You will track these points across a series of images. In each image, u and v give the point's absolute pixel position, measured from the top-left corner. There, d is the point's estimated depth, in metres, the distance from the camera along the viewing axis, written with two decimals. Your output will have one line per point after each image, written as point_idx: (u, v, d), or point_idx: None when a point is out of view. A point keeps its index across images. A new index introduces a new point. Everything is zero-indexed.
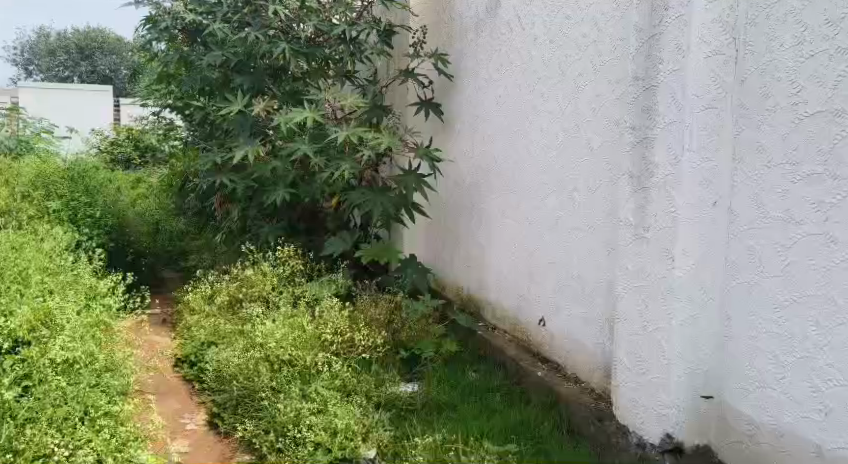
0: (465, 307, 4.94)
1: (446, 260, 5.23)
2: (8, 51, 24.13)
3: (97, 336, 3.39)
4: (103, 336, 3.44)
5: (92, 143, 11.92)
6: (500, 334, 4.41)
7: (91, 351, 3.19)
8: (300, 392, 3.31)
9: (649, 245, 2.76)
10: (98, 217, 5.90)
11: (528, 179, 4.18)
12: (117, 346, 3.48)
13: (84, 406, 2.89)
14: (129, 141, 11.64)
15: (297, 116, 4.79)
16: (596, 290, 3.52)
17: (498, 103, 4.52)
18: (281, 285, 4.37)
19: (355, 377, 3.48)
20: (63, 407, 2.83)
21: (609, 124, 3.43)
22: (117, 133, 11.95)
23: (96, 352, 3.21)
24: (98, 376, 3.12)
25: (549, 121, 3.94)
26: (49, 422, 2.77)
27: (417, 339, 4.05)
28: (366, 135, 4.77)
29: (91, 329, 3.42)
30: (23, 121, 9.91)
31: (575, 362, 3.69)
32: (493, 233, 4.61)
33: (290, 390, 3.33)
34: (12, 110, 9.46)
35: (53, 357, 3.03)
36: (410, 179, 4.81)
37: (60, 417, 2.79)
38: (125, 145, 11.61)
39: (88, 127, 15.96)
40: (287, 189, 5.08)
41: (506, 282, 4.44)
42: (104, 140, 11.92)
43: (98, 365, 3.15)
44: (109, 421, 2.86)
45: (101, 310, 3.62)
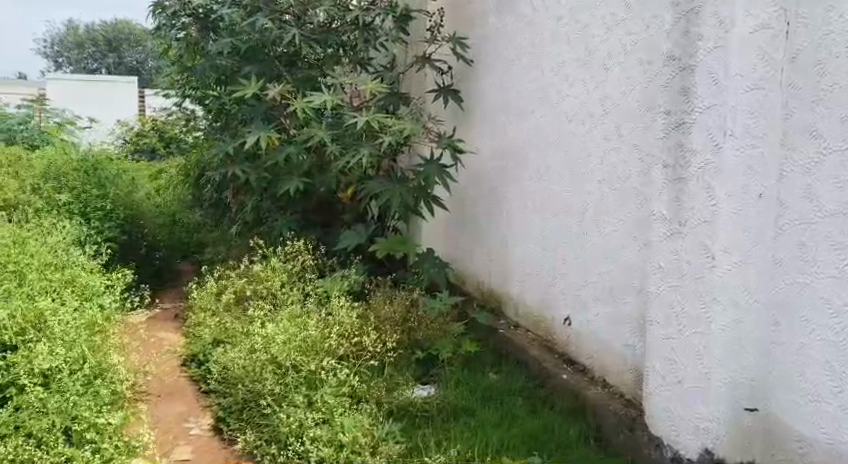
0: (486, 303, 4.72)
1: (466, 254, 5.01)
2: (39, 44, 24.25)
3: (91, 339, 3.21)
4: (97, 338, 3.28)
5: (117, 135, 11.88)
6: (523, 333, 4.18)
7: (81, 356, 3.02)
8: (304, 401, 3.13)
9: (685, 241, 2.52)
10: (109, 210, 5.77)
11: (552, 169, 3.94)
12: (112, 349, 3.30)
13: (68, 418, 2.74)
14: (153, 131, 11.57)
15: (318, 99, 4.61)
16: (626, 288, 3.27)
17: (520, 88, 4.26)
18: (293, 282, 4.17)
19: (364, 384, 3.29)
20: (43, 420, 2.68)
21: (640, 109, 3.17)
22: (141, 124, 11.89)
23: (87, 358, 3.04)
24: (89, 384, 2.96)
25: (575, 107, 3.69)
26: (28, 437, 2.64)
27: (433, 340, 3.83)
28: (387, 121, 4.55)
29: (85, 331, 3.24)
30: (45, 112, 9.84)
31: (603, 365, 3.45)
32: (515, 226, 4.38)
33: (295, 398, 3.14)
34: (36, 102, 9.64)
35: (35, 365, 2.87)
36: (431, 168, 4.55)
37: (39, 431, 2.65)
38: (148, 136, 11.53)
39: (111, 118, 15.66)
40: (302, 178, 4.89)
41: (529, 277, 4.20)
42: (127, 131, 11.85)
43: (88, 371, 2.98)
44: (94, 434, 2.71)
45: (95, 311, 3.46)
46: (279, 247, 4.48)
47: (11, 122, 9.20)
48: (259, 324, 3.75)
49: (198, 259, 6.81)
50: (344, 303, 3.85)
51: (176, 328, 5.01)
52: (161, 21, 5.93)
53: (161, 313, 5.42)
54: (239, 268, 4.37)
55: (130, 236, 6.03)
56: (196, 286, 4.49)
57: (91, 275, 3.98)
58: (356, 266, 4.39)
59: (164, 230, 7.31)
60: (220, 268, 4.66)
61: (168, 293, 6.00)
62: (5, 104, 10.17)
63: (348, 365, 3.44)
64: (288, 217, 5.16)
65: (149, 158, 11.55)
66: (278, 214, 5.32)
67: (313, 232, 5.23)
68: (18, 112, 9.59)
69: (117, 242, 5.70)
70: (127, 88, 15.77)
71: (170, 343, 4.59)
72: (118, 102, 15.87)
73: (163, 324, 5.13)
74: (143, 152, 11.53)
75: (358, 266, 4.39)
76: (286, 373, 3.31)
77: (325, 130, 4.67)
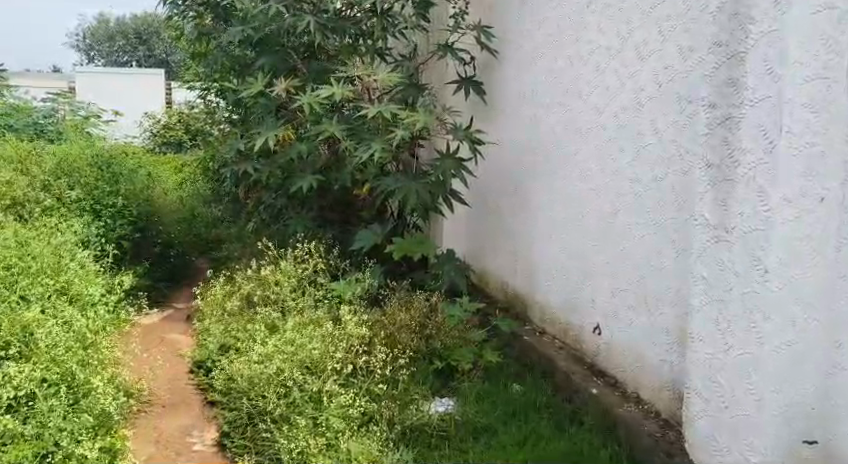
0: (511, 306, 4.48)
1: (489, 253, 4.75)
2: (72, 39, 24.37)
3: (80, 354, 3.09)
4: (87, 352, 3.18)
5: (145, 128, 11.82)
6: (550, 341, 3.93)
7: (69, 373, 2.92)
8: (308, 423, 2.94)
9: (733, 250, 2.24)
10: (122, 207, 5.62)
11: (581, 165, 3.66)
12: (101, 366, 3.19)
13: (47, 445, 2.62)
14: (181, 123, 11.48)
15: (326, 92, 4.38)
16: (662, 298, 3.00)
17: (546, 78, 3.99)
18: (304, 289, 4.00)
19: (374, 403, 3.08)
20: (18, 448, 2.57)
21: (679, 101, 2.89)
22: (169, 117, 11.78)
23: (76, 374, 2.93)
24: (73, 407, 2.84)
25: (605, 99, 3.41)
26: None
27: (452, 349, 3.60)
28: (400, 113, 4.28)
29: (74, 346, 3.13)
30: (70, 105, 9.75)
31: (638, 379, 3.18)
32: (540, 225, 4.12)
33: (297, 420, 2.95)
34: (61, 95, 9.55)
35: (15, 384, 2.76)
36: (448, 162, 4.26)
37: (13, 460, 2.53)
38: (175, 128, 11.39)
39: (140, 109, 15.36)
40: (316, 176, 4.67)
41: (557, 281, 3.95)
42: (155, 123, 11.75)
43: (72, 394, 2.88)
44: None
45: (84, 324, 3.33)
46: (292, 250, 4.29)
47: (34, 115, 9.11)
48: (269, 334, 3.58)
49: (216, 255, 6.63)
50: (357, 316, 3.68)
51: (187, 330, 4.84)
52: (176, 11, 5.75)
53: (173, 315, 5.25)
54: (249, 272, 4.19)
55: (145, 233, 5.89)
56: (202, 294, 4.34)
57: (88, 285, 3.84)
58: (371, 269, 4.15)
59: (183, 226, 7.16)
60: (230, 273, 4.51)
61: (183, 292, 5.84)
62: (31, 97, 10.11)
63: (359, 380, 3.23)
64: (303, 215, 4.95)
65: (176, 150, 11.53)
66: (293, 213, 5.11)
67: (329, 231, 5.01)
68: (44, 106, 9.53)
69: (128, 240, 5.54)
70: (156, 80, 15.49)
71: (180, 347, 4.42)
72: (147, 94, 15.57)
73: (175, 324, 4.97)
74: (170, 144, 11.60)
75: (373, 270, 4.14)
76: (290, 392, 3.11)
77: (338, 125, 4.44)
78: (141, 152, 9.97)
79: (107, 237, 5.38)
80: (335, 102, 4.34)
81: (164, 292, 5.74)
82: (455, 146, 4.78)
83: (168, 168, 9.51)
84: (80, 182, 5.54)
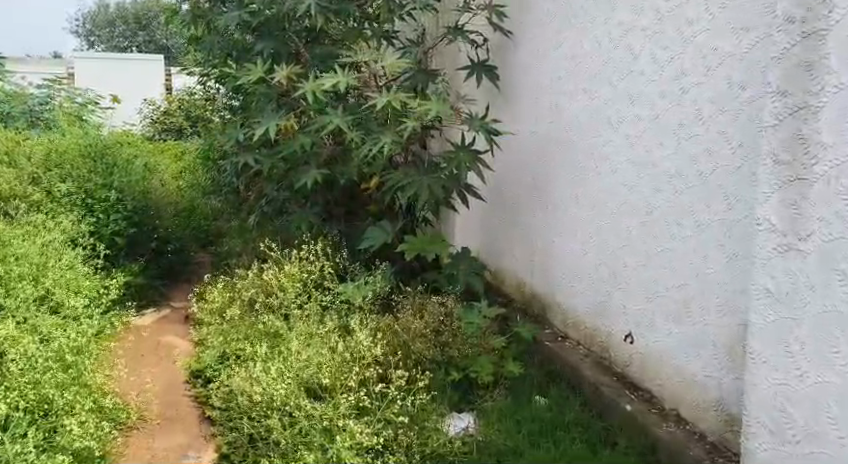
0: (529, 308, 4.19)
1: (505, 251, 4.45)
2: (70, 24, 23.93)
3: (59, 377, 2.91)
4: (70, 374, 3.00)
5: (144, 115, 11.50)
6: (573, 347, 3.64)
7: (44, 397, 2.79)
8: (317, 457, 2.65)
9: (807, 262, 1.96)
10: (119, 200, 5.29)
11: (611, 158, 3.35)
12: (84, 386, 2.98)
13: None
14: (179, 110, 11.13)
15: (330, 82, 4.07)
16: (707, 307, 2.71)
17: (570, 63, 3.68)
18: (309, 295, 3.72)
19: (391, 432, 2.78)
20: None
21: (729, 88, 2.58)
22: (168, 102, 11.44)
23: (52, 400, 2.79)
24: (48, 440, 2.68)
25: (639, 86, 3.10)
26: None
27: (471, 359, 3.31)
28: (411, 102, 3.96)
29: (52, 369, 2.95)
30: (65, 92, 9.40)
31: (677, 396, 2.90)
32: (562, 223, 3.82)
33: (305, 453, 2.67)
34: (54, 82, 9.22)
35: None
36: (462, 154, 3.90)
37: None
38: (174, 115, 11.04)
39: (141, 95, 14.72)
40: (321, 169, 4.37)
41: (582, 283, 3.65)
42: (155, 110, 11.39)
43: (45, 425, 2.73)
44: None
45: (65, 342, 3.12)
46: (295, 251, 4.01)
47: (29, 103, 8.78)
48: (274, 350, 3.31)
49: (216, 250, 6.35)
50: (368, 325, 3.40)
51: (186, 332, 4.55)
52: None
53: (172, 316, 4.97)
54: (249, 277, 3.91)
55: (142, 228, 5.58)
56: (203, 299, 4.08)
57: (70, 297, 3.67)
58: (381, 270, 3.86)
59: (183, 219, 6.87)
60: (229, 276, 4.23)
61: (182, 290, 5.56)
62: (27, 83, 9.79)
63: (375, 406, 2.90)
64: (307, 210, 4.65)
65: (176, 137, 11.20)
66: (297, 208, 4.81)
67: (335, 227, 4.72)
68: (38, 92, 9.19)
69: (123, 237, 5.26)
70: (157, 65, 14.82)
71: (179, 354, 4.14)
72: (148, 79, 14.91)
73: (174, 327, 4.70)
74: (169, 131, 11.28)
75: (383, 271, 3.84)
76: (295, 419, 2.82)
77: (345, 115, 4.13)
78: (139, 140, 9.63)
79: (101, 234, 5.11)
80: (341, 91, 4.02)
81: (162, 290, 5.47)
82: (468, 136, 4.46)
83: (167, 157, 9.17)
84: (71, 175, 5.25)
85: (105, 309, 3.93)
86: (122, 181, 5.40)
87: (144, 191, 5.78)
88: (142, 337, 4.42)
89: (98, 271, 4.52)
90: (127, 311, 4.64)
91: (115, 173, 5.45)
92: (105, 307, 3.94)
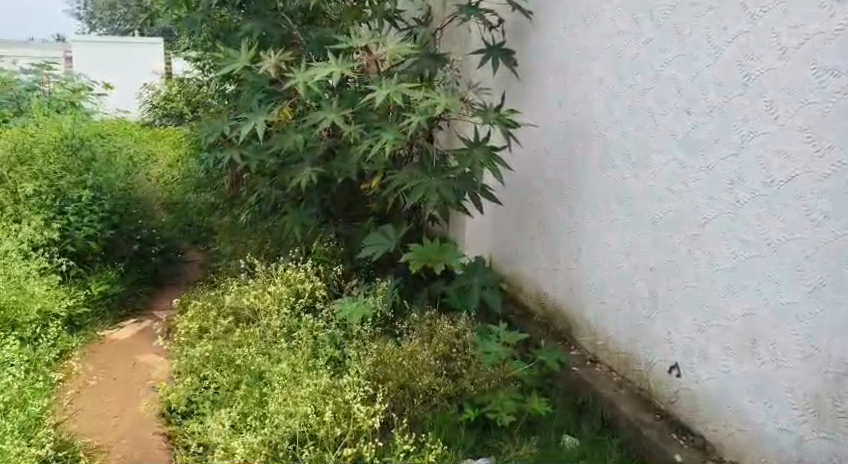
0: (550, 323, 3.71)
1: (522, 258, 3.96)
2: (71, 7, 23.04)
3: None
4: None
5: (143, 100, 10.99)
6: (605, 374, 3.17)
7: None
8: None
9: None
10: (98, 200, 4.82)
11: (651, 157, 2.85)
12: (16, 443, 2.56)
13: None
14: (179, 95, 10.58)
15: (322, 73, 3.55)
16: (781, 345, 2.22)
17: (601, 47, 3.17)
18: (298, 323, 3.29)
19: None
20: None
21: (816, 77, 2.09)
22: (167, 86, 10.91)
23: None
24: None
25: (689, 73, 2.59)
26: None
27: (488, 395, 2.83)
28: (415, 93, 3.45)
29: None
30: (55, 77, 8.85)
31: (739, 447, 2.41)
32: (591, 230, 3.33)
33: None
34: (44, 66, 8.75)
35: None
36: (476, 153, 3.43)
37: None
38: (173, 100, 10.50)
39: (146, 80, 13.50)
40: (315, 167, 3.87)
41: (615, 301, 3.16)
42: (154, 94, 10.86)
43: None
44: None
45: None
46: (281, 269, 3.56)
47: (16, 89, 8.24)
48: (255, 394, 2.88)
49: (207, 248, 5.85)
50: (364, 359, 2.96)
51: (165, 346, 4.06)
52: None
53: (153, 325, 4.48)
54: (227, 303, 3.48)
55: (125, 228, 5.10)
56: (184, 321, 3.61)
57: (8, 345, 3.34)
58: (382, 286, 3.38)
59: (172, 214, 6.36)
60: (209, 298, 3.80)
61: (168, 296, 5.08)
62: (17, 67, 9.32)
63: None
64: (301, 212, 4.16)
65: (177, 123, 10.69)
66: (290, 209, 4.32)
67: (332, 231, 4.24)
68: (28, 77, 8.72)
69: (100, 240, 4.78)
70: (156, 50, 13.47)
71: (154, 377, 3.66)
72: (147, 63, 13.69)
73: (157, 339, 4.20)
74: (170, 118, 10.76)
75: (385, 287, 3.36)
76: None
77: (340, 109, 3.64)
78: (133, 128, 9.10)
79: (72, 238, 4.61)
80: (335, 82, 3.52)
81: (147, 297, 5.00)
82: (481, 130, 3.94)
83: (162, 146, 8.63)
84: (43, 172, 4.78)
85: (36, 358, 3.46)
86: (97, 179, 4.91)
87: (126, 189, 5.29)
88: (116, 357, 3.96)
89: (56, 290, 4.06)
90: (93, 335, 4.17)
91: (91, 170, 4.96)
92: (36, 357, 3.47)
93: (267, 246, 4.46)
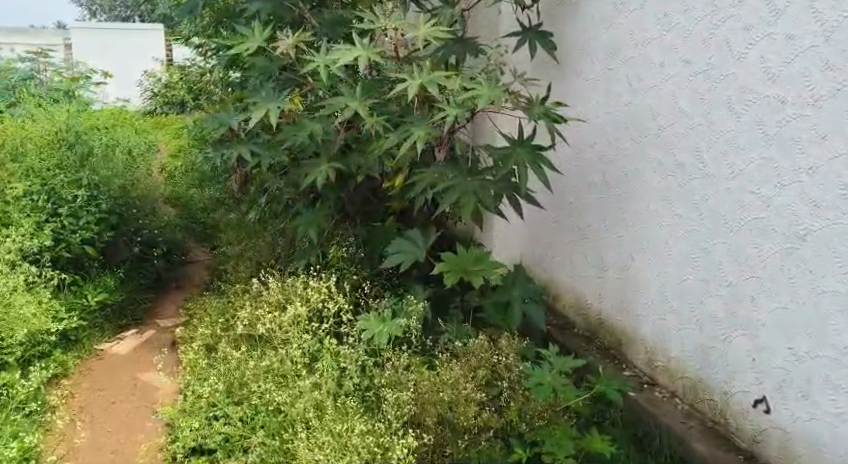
0: (595, 338, 3.32)
1: (560, 264, 3.56)
2: None
3: None
4: None
5: (145, 88, 10.56)
6: (666, 399, 2.80)
7: None
8: None
9: None
10: (95, 201, 4.42)
11: (730, 155, 2.47)
12: None
13: None
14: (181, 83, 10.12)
15: (346, 58, 3.17)
16: None
17: (662, 27, 2.77)
18: (319, 347, 2.94)
19: None
20: None
21: None
22: (169, 74, 10.47)
23: None
24: None
25: (789, 56, 2.22)
26: None
27: (541, 431, 2.48)
28: (451, 83, 3.07)
29: None
30: (54, 66, 8.40)
31: None
32: (649, 238, 2.94)
33: None
34: (41, 54, 8.31)
35: None
36: (520, 151, 3.04)
37: None
38: (176, 88, 10.07)
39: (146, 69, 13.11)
40: (333, 163, 3.49)
41: (679, 318, 2.78)
42: (156, 83, 10.42)
43: None
44: None
45: None
46: (299, 283, 3.20)
47: (12, 77, 7.79)
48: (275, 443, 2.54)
49: (213, 248, 5.46)
50: (397, 391, 2.61)
51: (169, 363, 3.70)
52: None
53: (155, 336, 4.10)
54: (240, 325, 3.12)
55: (124, 230, 4.68)
56: (192, 346, 3.25)
57: None
58: (414, 304, 3.00)
59: (175, 210, 5.95)
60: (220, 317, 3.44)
61: (173, 302, 4.71)
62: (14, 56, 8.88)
63: None
64: (313, 214, 3.72)
65: (180, 112, 10.27)
66: (303, 209, 3.93)
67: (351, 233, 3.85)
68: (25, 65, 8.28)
69: (97, 243, 4.39)
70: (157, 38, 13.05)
71: (157, 401, 3.31)
72: (147, 51, 13.27)
73: (161, 353, 3.85)
74: (173, 106, 10.34)
75: (416, 304, 2.99)
76: None
77: (363, 100, 3.25)
78: (133, 118, 8.64)
79: (67, 242, 4.20)
80: (361, 68, 3.13)
81: (151, 304, 4.63)
82: (526, 127, 3.57)
83: (164, 136, 8.19)
84: (35, 170, 4.36)
85: (25, 393, 3.11)
86: (94, 176, 4.51)
87: (124, 186, 4.89)
88: (116, 376, 3.61)
89: (45, 302, 3.69)
90: (90, 353, 3.82)
91: (87, 168, 4.55)
92: (26, 391, 3.12)
93: (279, 249, 4.07)
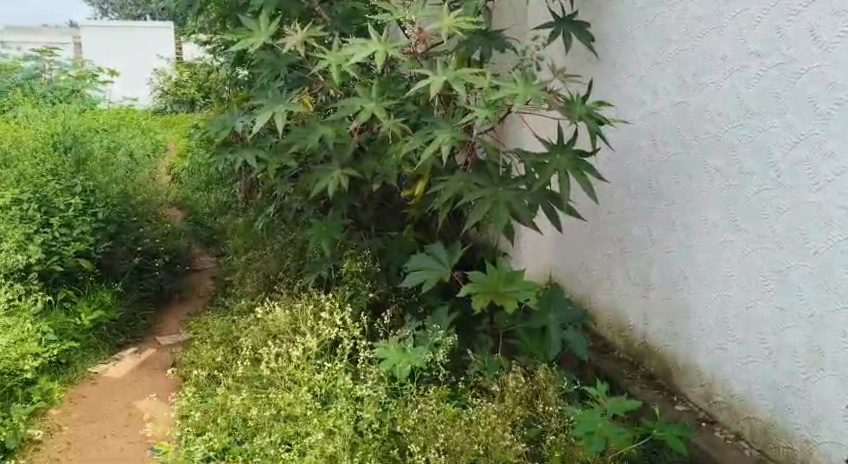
0: (638, 364, 2.94)
1: (596, 280, 3.18)
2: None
3: None
4: None
5: (155, 86, 10.25)
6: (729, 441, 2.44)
7: None
8: None
9: None
10: (88, 211, 4.06)
11: (813, 161, 2.13)
12: None
13: None
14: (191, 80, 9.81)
15: (362, 54, 2.80)
16: None
17: (723, 16, 2.41)
18: (332, 386, 2.64)
19: None
20: None
21: None
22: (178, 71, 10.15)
23: None
24: None
25: None
26: None
27: None
28: (479, 80, 2.72)
29: None
30: (59, 64, 8.07)
31: None
32: (704, 255, 2.57)
33: None
34: (48, 52, 7.99)
35: None
36: (557, 157, 2.67)
37: None
38: (186, 87, 9.76)
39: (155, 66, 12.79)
40: (346, 170, 3.14)
41: (743, 349, 2.41)
42: (165, 81, 10.10)
43: None
44: None
45: None
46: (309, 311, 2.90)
47: (17, 76, 7.47)
48: None
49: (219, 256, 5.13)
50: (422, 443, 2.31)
51: (167, 388, 3.39)
52: None
53: (153, 357, 3.79)
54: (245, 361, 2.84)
55: (122, 240, 4.30)
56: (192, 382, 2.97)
57: None
58: (437, 331, 2.65)
59: (180, 215, 5.62)
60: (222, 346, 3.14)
61: (176, 316, 4.38)
62: (22, 54, 8.56)
63: None
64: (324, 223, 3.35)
65: (190, 110, 9.97)
66: (312, 218, 3.58)
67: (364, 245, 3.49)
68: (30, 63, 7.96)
69: (92, 255, 4.04)
70: (167, 35, 12.72)
71: (153, 432, 3.00)
72: (157, 48, 12.94)
73: (158, 376, 3.54)
74: (183, 104, 10.03)
75: (440, 332, 2.65)
76: None
77: (379, 100, 2.90)
78: (141, 117, 8.32)
79: (59, 255, 3.83)
80: (379, 65, 2.77)
81: (152, 319, 4.31)
82: (565, 129, 3.20)
83: (172, 136, 7.87)
84: (26, 177, 4.01)
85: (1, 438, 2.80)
86: (89, 183, 4.15)
87: (123, 193, 4.55)
88: (108, 403, 3.30)
89: (29, 325, 3.31)
90: (83, 378, 3.52)
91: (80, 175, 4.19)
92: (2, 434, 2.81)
93: (287, 260, 3.72)
